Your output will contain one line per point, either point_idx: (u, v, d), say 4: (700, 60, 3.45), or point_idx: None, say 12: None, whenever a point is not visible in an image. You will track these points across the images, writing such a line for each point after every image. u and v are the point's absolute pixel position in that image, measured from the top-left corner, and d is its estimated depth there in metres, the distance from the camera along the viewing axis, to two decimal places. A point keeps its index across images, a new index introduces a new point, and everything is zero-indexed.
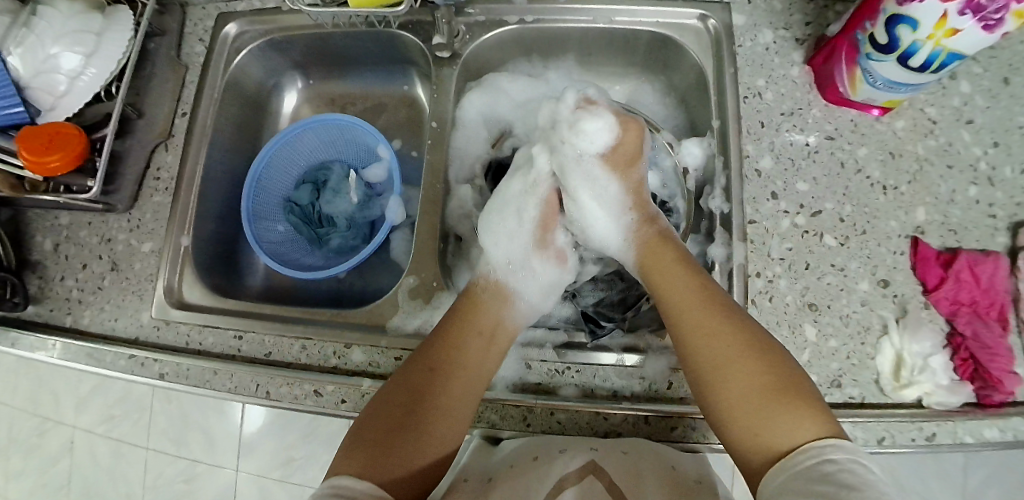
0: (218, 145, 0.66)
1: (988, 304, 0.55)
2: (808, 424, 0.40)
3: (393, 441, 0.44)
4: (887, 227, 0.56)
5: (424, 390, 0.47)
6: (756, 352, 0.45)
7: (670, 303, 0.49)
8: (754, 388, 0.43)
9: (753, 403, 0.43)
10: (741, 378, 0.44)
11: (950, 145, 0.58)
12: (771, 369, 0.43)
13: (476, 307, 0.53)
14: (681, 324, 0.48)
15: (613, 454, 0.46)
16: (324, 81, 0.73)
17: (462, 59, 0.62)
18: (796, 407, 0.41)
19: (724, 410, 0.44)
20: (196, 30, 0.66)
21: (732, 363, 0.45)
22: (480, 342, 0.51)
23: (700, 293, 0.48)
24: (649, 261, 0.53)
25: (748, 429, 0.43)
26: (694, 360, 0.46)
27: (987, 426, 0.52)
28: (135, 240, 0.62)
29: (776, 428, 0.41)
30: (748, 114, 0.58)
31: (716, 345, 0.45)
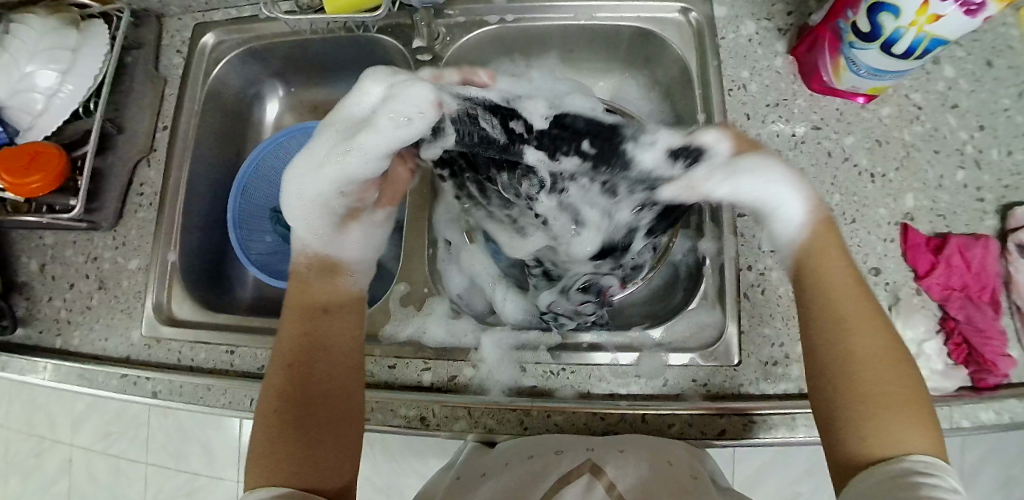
0: (201, 158, 0.65)
1: (979, 288, 0.55)
2: (921, 438, 0.39)
3: (289, 436, 0.44)
4: (876, 215, 0.56)
5: (292, 379, 0.47)
6: (893, 357, 0.42)
7: (837, 297, 0.45)
8: (886, 392, 0.41)
9: (876, 404, 0.40)
10: (876, 379, 0.41)
11: (936, 130, 0.58)
12: (900, 370, 0.42)
13: (305, 290, 0.54)
14: (823, 319, 0.45)
15: (611, 452, 0.46)
16: (307, 88, 0.72)
17: (444, 61, 0.61)
18: (916, 420, 0.39)
19: (846, 402, 0.41)
20: (173, 42, 0.65)
21: (871, 357, 0.42)
22: (325, 321, 0.51)
23: (858, 293, 0.45)
24: (817, 250, 0.47)
25: (854, 427, 0.40)
26: (834, 346, 0.43)
27: (983, 409, 0.52)
28: (122, 258, 0.61)
29: (880, 434, 0.39)
30: (734, 106, 0.58)
31: (865, 341, 0.43)
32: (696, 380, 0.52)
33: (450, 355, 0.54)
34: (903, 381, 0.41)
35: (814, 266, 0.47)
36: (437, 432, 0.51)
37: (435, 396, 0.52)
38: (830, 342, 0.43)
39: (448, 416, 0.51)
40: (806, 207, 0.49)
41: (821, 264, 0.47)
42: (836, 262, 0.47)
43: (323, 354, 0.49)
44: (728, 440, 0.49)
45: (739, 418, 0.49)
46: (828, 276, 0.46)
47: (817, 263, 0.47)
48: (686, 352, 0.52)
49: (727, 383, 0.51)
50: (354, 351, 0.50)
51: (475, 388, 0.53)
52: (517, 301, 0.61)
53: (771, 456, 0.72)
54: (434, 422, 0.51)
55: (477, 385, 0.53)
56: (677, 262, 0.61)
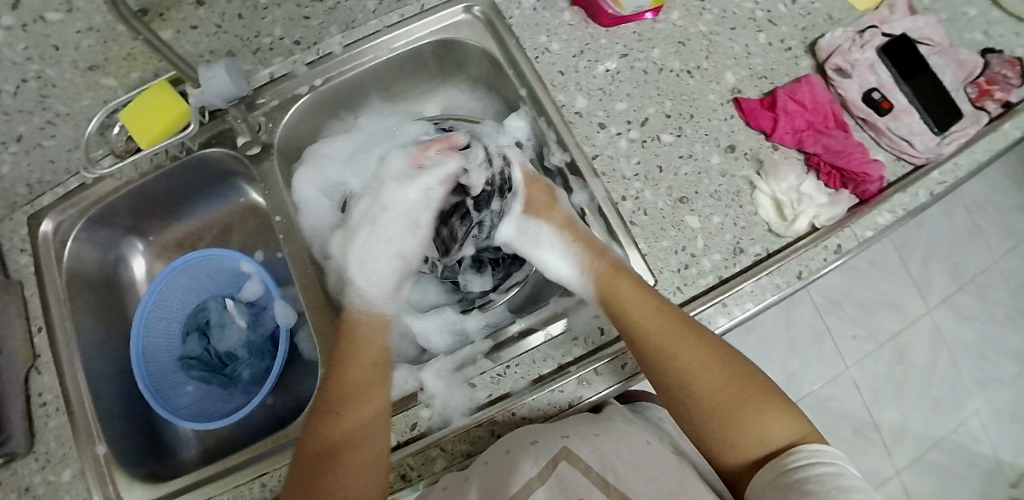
0: (88, 342, 0.63)
1: (823, 119, 0.60)
2: (782, 427, 0.44)
3: (315, 480, 0.46)
4: (708, 102, 0.60)
5: (337, 421, 0.49)
6: (716, 361, 0.48)
7: (641, 322, 0.49)
8: (719, 396, 0.46)
9: (721, 420, 0.46)
10: (706, 383, 0.47)
11: (724, 12, 0.64)
12: (719, 373, 0.47)
13: (354, 341, 0.54)
14: (659, 362, 0.48)
15: (587, 436, 0.46)
16: (164, 229, 0.72)
17: (276, 146, 0.62)
18: (773, 410, 0.45)
19: (698, 421, 0.47)
20: (13, 242, 0.62)
21: (690, 370, 0.48)
22: (368, 366, 0.52)
23: (675, 324, 0.49)
24: (607, 289, 0.52)
25: (719, 443, 0.45)
26: (670, 374, 0.48)
27: (876, 214, 0.56)
28: (54, 475, 0.56)
29: (743, 432, 0.45)
30: (546, 69, 0.61)
31: (688, 367, 0.48)
32: None
33: (401, 406, 0.53)
34: (729, 381, 0.47)
35: (617, 313, 0.51)
36: (421, 482, 0.51)
37: (403, 451, 0.51)
38: (656, 368, 0.49)
39: (424, 462, 0.51)
40: (579, 262, 0.56)
41: (627, 305, 0.50)
42: (626, 294, 0.51)
43: (359, 396, 0.50)
44: None
45: None
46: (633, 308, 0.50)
47: (617, 300, 0.51)
48: None
49: None
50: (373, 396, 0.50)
51: (438, 422, 0.52)
52: (441, 328, 0.61)
53: None
54: (413, 474, 0.51)
55: (438, 420, 0.52)
56: None
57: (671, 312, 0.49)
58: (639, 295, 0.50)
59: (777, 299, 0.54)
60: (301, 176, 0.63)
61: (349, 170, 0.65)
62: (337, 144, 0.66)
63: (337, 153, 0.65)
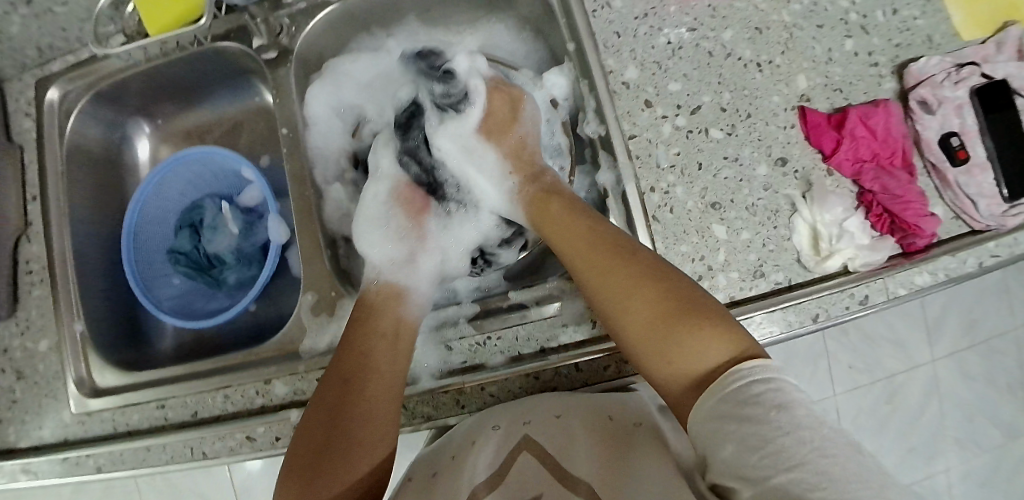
0: (81, 219, 0.62)
1: (890, 154, 0.55)
2: (720, 346, 0.38)
3: (314, 463, 0.41)
4: (771, 104, 0.54)
5: (345, 396, 0.44)
6: (641, 278, 0.42)
7: (556, 235, 0.48)
8: (645, 312, 0.41)
9: (659, 323, 0.40)
10: (630, 301, 0.42)
11: (815, 5, 0.56)
12: (644, 291, 0.42)
13: (371, 313, 0.49)
14: (583, 269, 0.45)
15: (547, 419, 0.43)
16: (174, 117, 0.68)
17: (295, 53, 0.56)
18: (711, 328, 0.39)
19: (638, 327, 0.41)
20: (20, 105, 0.60)
21: (626, 274, 0.43)
22: (384, 342, 0.47)
23: (590, 231, 0.46)
24: (536, 214, 0.52)
25: (656, 355, 0.40)
26: (606, 277, 0.43)
27: (916, 273, 0.52)
28: (31, 342, 0.58)
29: (680, 347, 0.39)
30: (601, 28, 0.54)
31: (613, 293, 0.43)
32: None
33: None
34: (660, 299, 0.41)
35: (546, 229, 0.50)
36: None
37: None
38: (593, 271, 0.44)
39: None
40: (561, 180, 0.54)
41: (553, 223, 0.49)
42: (554, 209, 0.50)
43: (371, 376, 0.45)
44: None
45: None
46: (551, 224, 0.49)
47: (546, 221, 0.50)
48: None
49: None
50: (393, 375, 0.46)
51: (406, 378, 0.50)
52: None
53: None
54: None
55: (406, 376, 0.51)
56: (583, 200, 0.59)
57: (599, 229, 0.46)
58: (562, 209, 0.49)
59: (785, 335, 0.51)
60: (312, 89, 0.58)
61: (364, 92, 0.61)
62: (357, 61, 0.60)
63: (355, 71, 0.60)
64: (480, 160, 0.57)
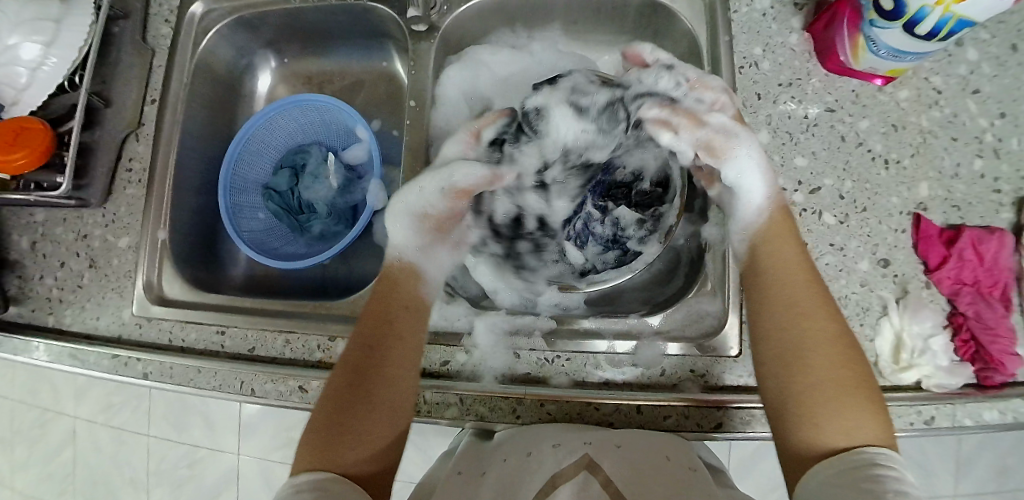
0: (190, 132, 0.64)
1: (990, 283, 0.53)
2: (874, 431, 0.39)
3: (337, 425, 0.42)
4: (888, 203, 0.53)
5: (370, 363, 0.46)
6: (832, 340, 0.42)
7: (782, 269, 0.46)
8: (827, 375, 0.41)
9: (836, 385, 0.40)
10: (817, 356, 0.42)
11: (955, 116, 0.55)
12: (837, 352, 0.42)
13: (390, 286, 0.51)
14: (775, 293, 0.45)
15: (610, 447, 0.44)
16: (300, 59, 0.70)
17: (440, 31, 0.59)
18: (873, 413, 0.39)
19: (802, 393, 0.41)
20: (161, 10, 0.62)
21: (817, 331, 0.43)
22: (402, 316, 0.49)
23: (818, 292, 0.45)
24: (772, 235, 0.48)
25: (807, 420, 0.40)
26: (787, 327, 0.43)
27: (986, 408, 0.50)
28: (111, 236, 0.60)
29: (841, 421, 0.39)
30: (743, 85, 0.55)
31: (806, 329, 0.43)
32: (694, 371, 0.50)
33: (444, 339, 0.53)
34: (841, 362, 0.41)
35: (758, 259, 0.47)
36: (430, 419, 0.50)
37: (426, 381, 0.51)
38: (793, 311, 0.44)
39: (439, 403, 0.50)
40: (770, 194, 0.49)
41: (776, 241, 0.47)
42: (787, 251, 0.47)
43: (393, 345, 0.47)
44: (725, 433, 0.48)
45: (741, 411, 0.48)
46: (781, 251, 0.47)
47: (766, 252, 0.47)
48: (684, 342, 0.51)
49: (726, 375, 0.49)
50: (408, 343, 0.48)
51: (468, 373, 0.52)
52: (512, 285, 0.59)
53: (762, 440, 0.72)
54: (425, 409, 0.50)
55: (469, 371, 0.52)
56: (678, 246, 0.59)
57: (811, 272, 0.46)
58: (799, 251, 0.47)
59: None
60: (446, 72, 0.62)
61: (493, 85, 0.65)
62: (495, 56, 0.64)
63: (491, 64, 0.64)
64: (745, 167, 0.50)
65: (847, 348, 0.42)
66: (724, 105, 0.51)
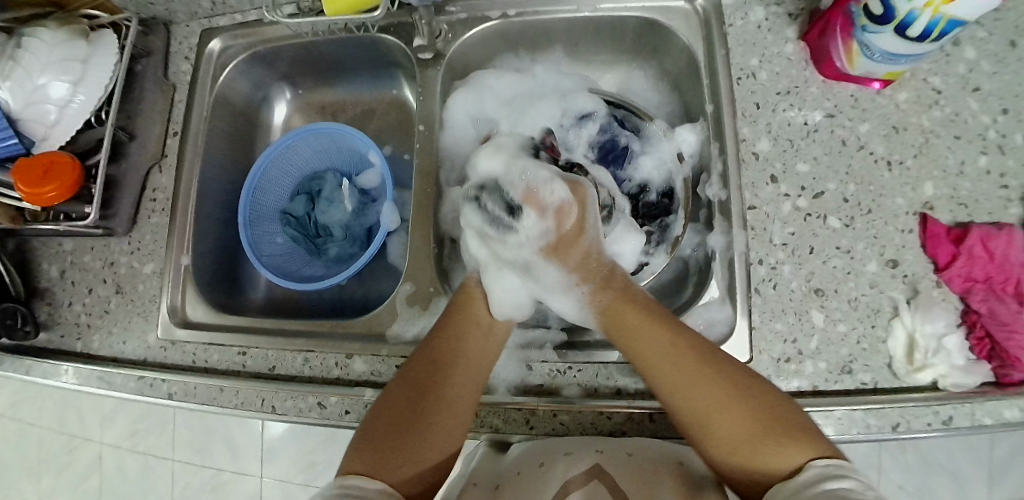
0: (211, 162, 0.67)
1: (1003, 280, 0.52)
2: (798, 448, 0.38)
3: (394, 434, 0.42)
4: (893, 205, 0.54)
5: (433, 379, 0.46)
6: (729, 392, 0.42)
7: (650, 362, 0.45)
8: (732, 427, 0.41)
9: (740, 445, 0.40)
10: (717, 419, 0.41)
11: (957, 115, 0.56)
12: (735, 402, 0.41)
13: (471, 303, 0.53)
14: (654, 379, 0.45)
15: (620, 456, 0.45)
16: (314, 90, 0.74)
17: (446, 59, 0.62)
18: (786, 434, 0.39)
19: (721, 449, 0.41)
20: (181, 48, 0.67)
21: (700, 407, 0.42)
22: (474, 334, 0.51)
23: (670, 344, 0.45)
24: (613, 318, 0.49)
25: (742, 470, 0.40)
26: (666, 407, 0.44)
27: (1006, 406, 0.49)
28: (137, 262, 0.62)
29: (772, 457, 0.38)
30: (742, 95, 0.57)
31: (694, 395, 0.42)
32: None
33: None
34: (740, 415, 0.41)
35: (619, 336, 0.48)
36: None
37: None
38: (671, 409, 0.44)
39: None
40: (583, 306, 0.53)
41: (629, 323, 0.48)
42: (638, 316, 0.48)
43: (456, 364, 0.48)
44: None
45: None
46: (641, 335, 0.47)
47: (625, 329, 0.48)
48: None
49: None
50: (479, 370, 0.49)
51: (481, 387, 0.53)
52: None
53: None
54: None
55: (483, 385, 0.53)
56: (687, 257, 0.61)
57: (684, 337, 0.45)
58: (646, 321, 0.47)
59: (859, 438, 0.49)
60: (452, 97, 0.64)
61: (492, 102, 0.66)
62: (489, 82, 0.66)
63: (504, 82, 0.67)
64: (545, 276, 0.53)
65: (753, 397, 0.41)
66: (547, 226, 0.51)
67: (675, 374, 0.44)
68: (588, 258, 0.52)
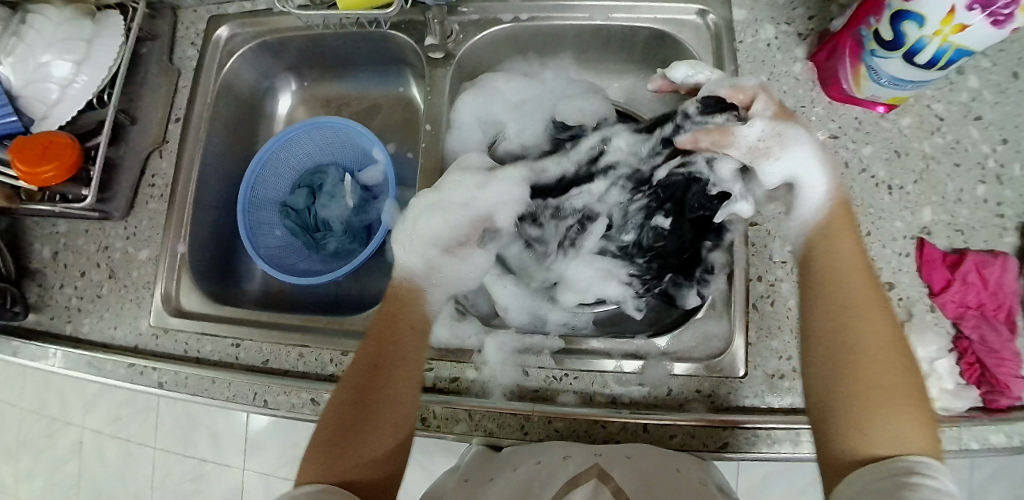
0: (212, 150, 0.66)
1: (995, 307, 0.53)
2: (917, 437, 0.37)
3: (337, 443, 0.42)
4: (892, 228, 0.54)
5: (370, 381, 0.46)
6: (905, 365, 0.40)
7: (837, 305, 0.43)
8: (872, 390, 0.39)
9: (867, 410, 0.38)
10: (883, 377, 0.39)
11: (957, 143, 0.57)
12: (897, 366, 0.40)
13: (397, 305, 0.51)
14: (830, 317, 0.43)
15: (618, 459, 0.45)
16: (320, 82, 0.73)
17: (455, 59, 0.62)
18: (921, 417, 0.38)
19: (853, 405, 0.39)
20: (188, 33, 0.66)
21: (865, 349, 0.41)
22: (410, 338, 0.49)
23: (868, 292, 0.43)
24: (827, 266, 0.45)
25: (850, 437, 0.38)
26: (826, 357, 0.42)
27: (992, 431, 0.50)
28: (132, 248, 0.61)
29: (885, 435, 0.37)
30: None
31: (875, 363, 0.40)
32: (700, 391, 0.50)
33: (453, 355, 0.54)
34: (897, 373, 0.39)
35: (810, 274, 0.46)
36: (440, 433, 0.51)
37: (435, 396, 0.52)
38: (823, 343, 0.42)
39: (449, 418, 0.51)
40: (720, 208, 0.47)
41: (832, 275, 0.44)
42: (844, 244, 0.46)
43: (390, 368, 0.47)
44: (732, 453, 0.48)
45: (744, 432, 0.48)
46: (834, 286, 0.44)
47: (828, 266, 0.45)
48: (690, 362, 0.51)
49: (731, 395, 0.50)
50: (414, 366, 0.48)
51: (477, 389, 0.53)
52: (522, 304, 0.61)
53: (772, 466, 0.70)
54: (436, 423, 0.51)
55: (479, 387, 0.53)
56: None
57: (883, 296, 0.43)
58: (855, 274, 0.44)
59: None
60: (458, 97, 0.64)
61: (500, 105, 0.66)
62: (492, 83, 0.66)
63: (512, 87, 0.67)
64: None
65: (908, 374, 0.40)
66: None
67: (863, 325, 0.41)
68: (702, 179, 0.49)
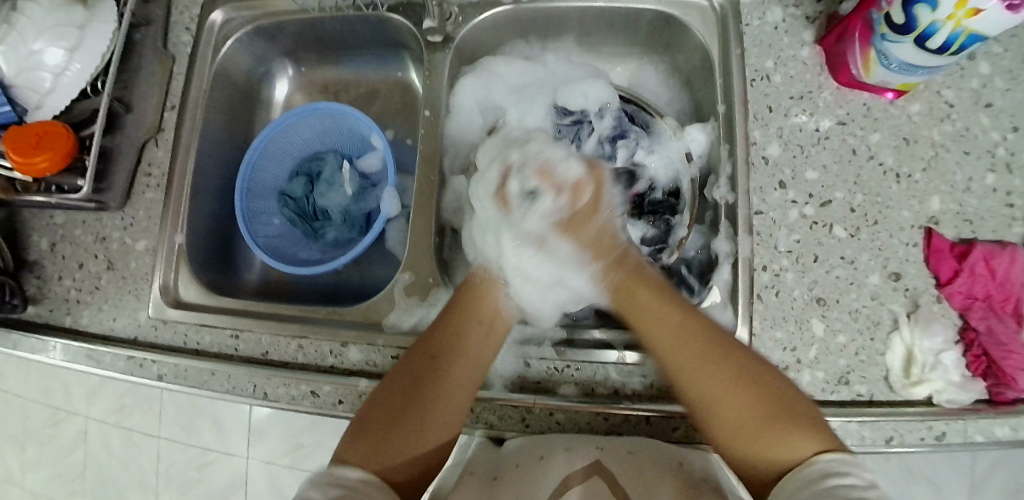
0: (208, 139, 0.65)
1: (1002, 299, 0.52)
2: (809, 438, 0.39)
3: (382, 428, 0.44)
4: (900, 217, 0.53)
5: (430, 369, 0.47)
6: (737, 377, 0.43)
7: (665, 347, 0.47)
8: (741, 410, 0.42)
9: (739, 423, 0.42)
10: (728, 400, 0.43)
11: (967, 130, 0.55)
12: (745, 387, 0.43)
13: (476, 297, 0.52)
14: (668, 356, 0.46)
15: (620, 453, 0.45)
16: (317, 68, 0.72)
17: (455, 43, 0.61)
18: (793, 423, 0.40)
19: (720, 432, 0.43)
20: (182, 18, 0.64)
21: (710, 386, 0.44)
22: (478, 335, 0.50)
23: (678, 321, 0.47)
24: (626, 299, 0.51)
25: (741, 451, 0.42)
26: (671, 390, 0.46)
27: (998, 424, 0.49)
28: (129, 239, 0.61)
29: (766, 450, 0.40)
30: (755, 98, 0.56)
31: (702, 377, 0.44)
32: None
33: None
34: (746, 396, 0.42)
35: (631, 314, 0.50)
36: None
37: None
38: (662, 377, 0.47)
39: None
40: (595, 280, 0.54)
41: (642, 305, 0.49)
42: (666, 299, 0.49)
43: (450, 361, 0.48)
44: None
45: None
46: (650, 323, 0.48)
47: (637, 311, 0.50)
48: None
49: None
50: (479, 365, 0.49)
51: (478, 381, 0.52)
52: None
53: None
54: None
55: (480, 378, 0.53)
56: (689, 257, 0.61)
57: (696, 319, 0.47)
58: (658, 300, 0.49)
59: (853, 449, 0.49)
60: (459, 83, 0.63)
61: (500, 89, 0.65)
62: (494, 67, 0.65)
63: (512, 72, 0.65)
64: (554, 252, 0.55)
65: (754, 390, 0.43)
66: (562, 202, 0.54)
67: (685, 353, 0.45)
68: (598, 240, 0.54)
